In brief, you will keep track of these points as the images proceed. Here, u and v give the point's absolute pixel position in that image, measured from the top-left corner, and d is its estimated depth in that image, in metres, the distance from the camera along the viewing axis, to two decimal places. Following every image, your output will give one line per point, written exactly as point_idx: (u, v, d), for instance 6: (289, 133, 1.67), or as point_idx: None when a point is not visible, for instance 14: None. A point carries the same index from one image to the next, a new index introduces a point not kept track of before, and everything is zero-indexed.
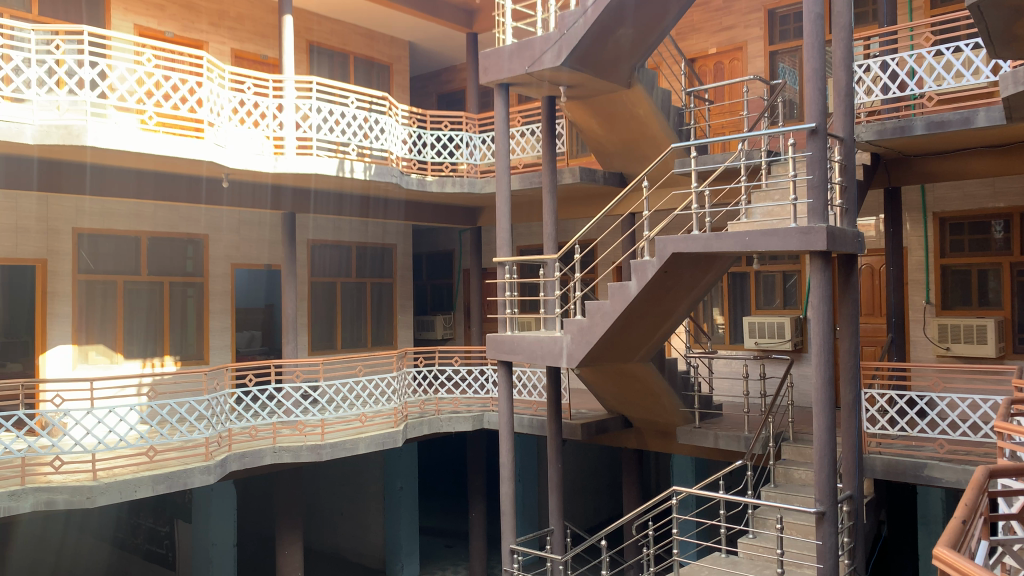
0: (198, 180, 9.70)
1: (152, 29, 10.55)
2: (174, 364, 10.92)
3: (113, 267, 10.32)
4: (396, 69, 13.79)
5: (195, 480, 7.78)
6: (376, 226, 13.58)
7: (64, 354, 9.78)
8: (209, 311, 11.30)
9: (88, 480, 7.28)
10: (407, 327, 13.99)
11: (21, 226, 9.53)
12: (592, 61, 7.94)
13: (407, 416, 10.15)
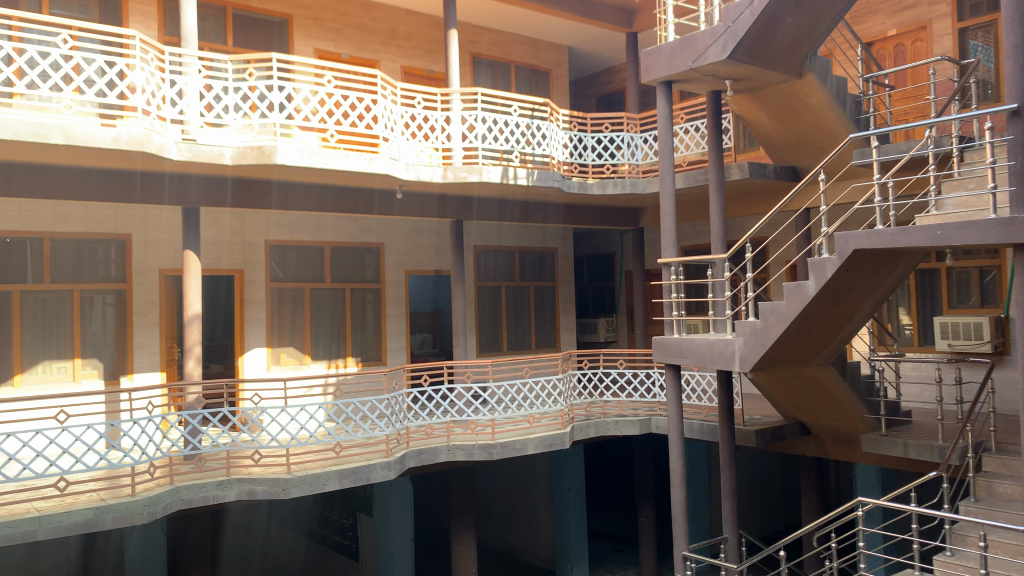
0: (373, 192, 10.23)
1: (330, 52, 11.27)
2: (356, 365, 11.59)
3: (300, 276, 11.11)
4: (556, 74, 13.93)
5: (376, 475, 8.20)
6: (536, 230, 13.75)
7: (260, 356, 10.64)
8: (385, 316, 11.90)
9: (283, 473, 7.86)
10: (570, 330, 14.07)
11: (223, 239, 10.48)
12: (761, 53, 7.65)
13: (573, 419, 10.19)
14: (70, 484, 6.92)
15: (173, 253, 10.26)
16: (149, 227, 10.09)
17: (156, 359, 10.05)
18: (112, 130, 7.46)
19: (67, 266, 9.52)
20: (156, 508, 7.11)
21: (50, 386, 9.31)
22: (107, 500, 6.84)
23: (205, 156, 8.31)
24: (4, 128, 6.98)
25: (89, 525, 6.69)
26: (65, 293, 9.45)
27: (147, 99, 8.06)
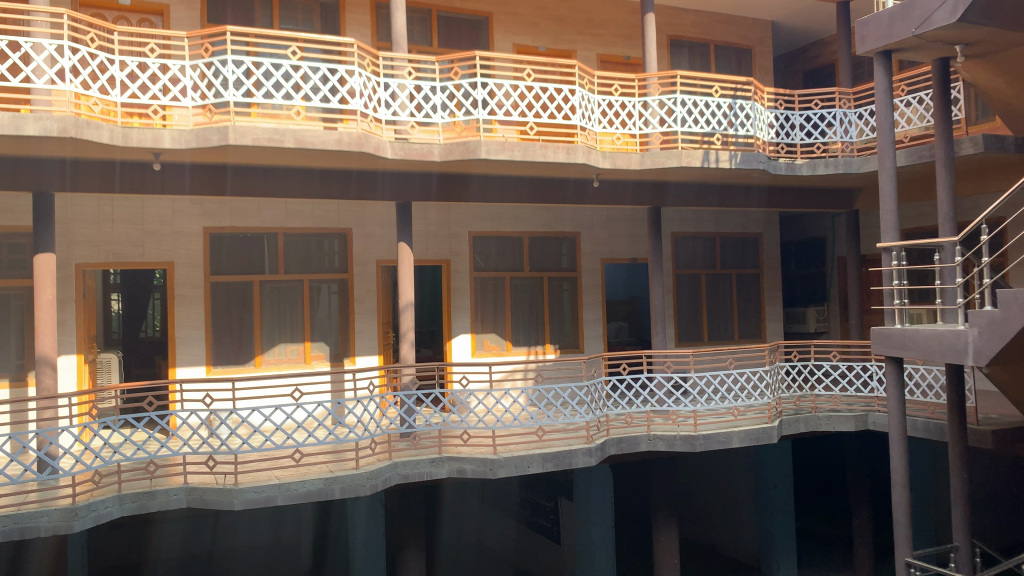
0: (570, 182, 10.34)
1: (528, 46, 11.51)
2: (555, 353, 11.80)
3: (501, 265, 11.49)
4: (758, 51, 13.32)
5: (578, 461, 8.33)
6: (739, 215, 13.26)
7: (465, 342, 11.14)
8: (583, 304, 11.98)
9: (490, 454, 8.19)
10: (776, 320, 13.43)
11: (432, 231, 11.06)
12: (1003, 12, 6.81)
13: (781, 413, 9.75)
14: (304, 456, 7.63)
15: (387, 245, 10.96)
16: (366, 221, 10.85)
17: (374, 344, 10.81)
18: (335, 132, 8.10)
19: (298, 258, 10.47)
20: (376, 481, 7.68)
21: (285, 367, 10.31)
22: (335, 471, 7.49)
23: (415, 153, 8.81)
24: (245, 134, 7.78)
25: (321, 493, 7.37)
26: (296, 283, 10.41)
27: (365, 103, 8.65)
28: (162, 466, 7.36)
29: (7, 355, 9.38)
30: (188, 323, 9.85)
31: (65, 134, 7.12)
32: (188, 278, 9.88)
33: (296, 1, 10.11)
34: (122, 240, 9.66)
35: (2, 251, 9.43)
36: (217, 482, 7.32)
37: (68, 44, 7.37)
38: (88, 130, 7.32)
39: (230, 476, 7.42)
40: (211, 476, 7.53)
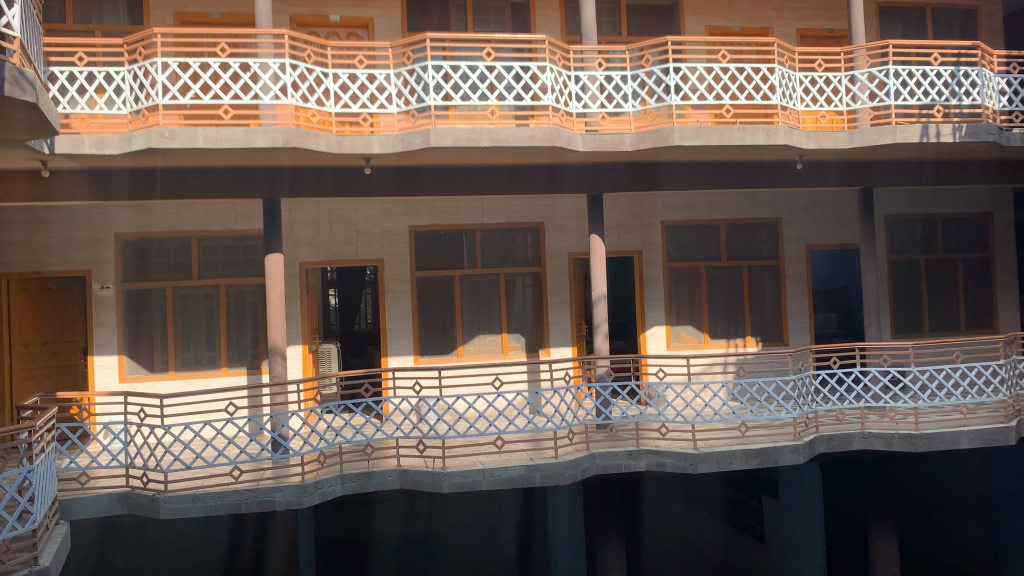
0: (769, 166, 9.87)
1: (721, 27, 11.11)
2: (756, 345, 11.33)
3: (697, 255, 11.21)
4: (984, 11, 11.98)
5: (785, 458, 7.96)
6: (965, 194, 12.03)
7: (661, 333, 11.04)
8: (786, 294, 11.38)
9: (690, 448, 8.02)
10: (1012, 310, 12.06)
11: (624, 223, 11.00)
12: None
13: (1020, 412, 8.75)
14: (506, 443, 7.88)
15: (579, 237, 11.00)
16: (558, 214, 10.96)
17: (569, 336, 10.92)
18: (528, 129, 8.26)
19: (496, 253, 10.80)
20: (576, 470, 7.78)
21: (486, 358, 10.69)
22: (536, 459, 7.67)
23: (607, 145, 8.79)
24: (446, 136, 8.12)
25: (523, 480, 7.59)
26: (493, 277, 10.75)
27: (557, 97, 8.75)
28: (377, 449, 7.88)
29: (244, 346, 10.45)
30: (397, 316, 10.48)
31: (289, 144, 7.80)
32: (396, 274, 10.51)
33: (488, 4, 10.43)
34: (337, 239, 10.43)
35: (238, 253, 10.51)
36: (427, 465, 7.72)
37: (289, 62, 8.07)
38: (308, 140, 7.97)
39: (438, 460, 7.81)
40: (421, 460, 7.96)
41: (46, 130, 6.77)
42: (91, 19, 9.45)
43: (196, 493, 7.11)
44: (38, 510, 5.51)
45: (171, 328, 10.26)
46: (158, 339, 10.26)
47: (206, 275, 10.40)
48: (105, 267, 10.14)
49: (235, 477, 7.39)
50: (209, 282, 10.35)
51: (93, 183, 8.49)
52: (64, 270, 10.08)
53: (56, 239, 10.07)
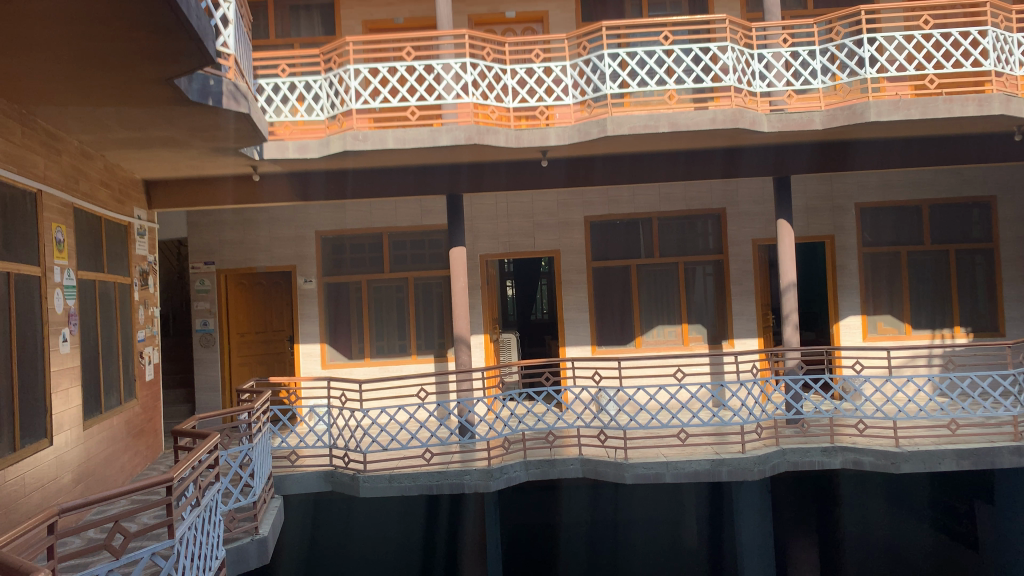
0: (981, 138, 8.96)
1: None
2: (967, 336, 10.37)
3: (897, 239, 10.41)
4: None
5: (1003, 460, 7.23)
6: None
7: (856, 324, 10.37)
8: (1002, 280, 10.30)
9: (891, 446, 7.48)
10: None
11: (812, 207, 10.43)
12: None
13: None
14: (690, 436, 7.72)
15: (765, 223, 10.53)
16: (742, 199, 10.55)
17: (754, 326, 10.51)
18: (709, 112, 8.00)
19: (675, 241, 10.59)
20: (765, 466, 7.49)
21: (665, 348, 10.52)
22: (722, 454, 7.47)
23: (794, 124, 8.33)
24: (623, 124, 8.04)
25: (708, 474, 7.40)
26: (673, 266, 10.55)
27: (738, 78, 8.41)
28: (559, 437, 8.00)
29: (430, 335, 10.95)
30: (575, 306, 10.55)
31: (471, 141, 8.06)
32: (573, 264, 10.57)
33: None
34: (517, 232, 10.64)
35: (424, 247, 11.00)
36: (609, 455, 7.72)
37: (470, 60, 8.32)
38: (488, 136, 8.18)
39: (620, 451, 7.79)
40: (604, 450, 7.98)
41: (255, 137, 7.41)
42: (292, 33, 10.22)
43: (391, 474, 7.53)
44: (257, 484, 6.07)
45: (365, 320, 10.94)
46: (355, 329, 10.97)
47: (395, 268, 10.98)
48: (307, 262, 10.96)
49: (427, 460, 7.77)
50: (398, 275, 10.92)
51: (294, 185, 9.19)
52: (272, 265, 11.00)
53: (264, 237, 11.00)
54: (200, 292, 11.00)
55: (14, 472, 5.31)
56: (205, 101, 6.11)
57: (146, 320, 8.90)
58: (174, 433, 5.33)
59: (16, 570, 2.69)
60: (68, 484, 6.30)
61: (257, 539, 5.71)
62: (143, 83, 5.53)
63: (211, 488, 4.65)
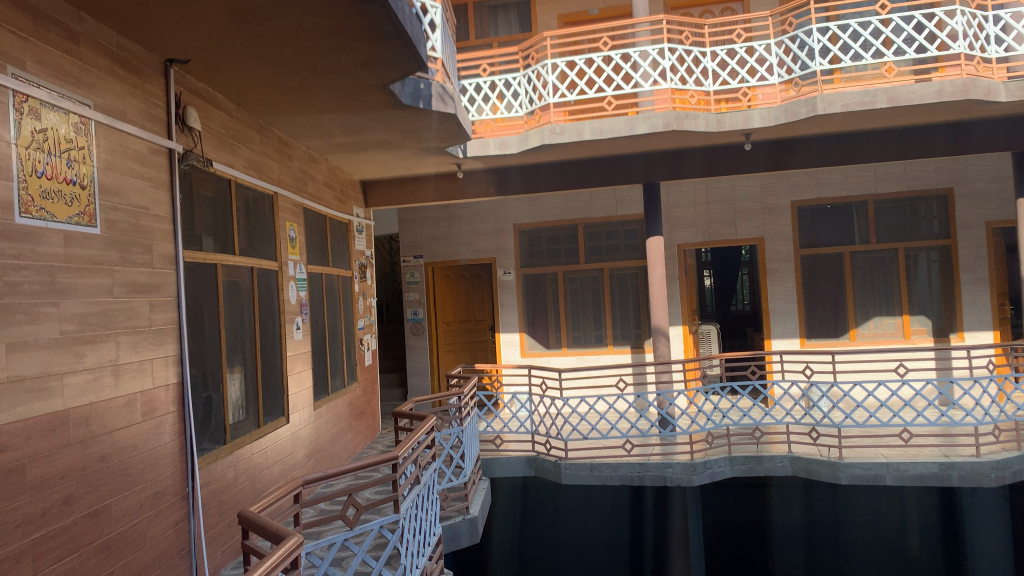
0: None
1: None
2: None
3: None
4: None
5: None
6: None
7: None
8: None
9: None
10: None
11: None
12: None
13: None
14: (913, 438, 7.16)
15: (1001, 203, 9.49)
16: (972, 177, 9.57)
17: (988, 318, 9.52)
18: (935, 83, 7.31)
19: (893, 225, 9.80)
20: (1005, 473, 6.78)
21: (884, 341, 9.80)
22: (952, 457, 6.85)
23: None
24: (835, 102, 7.50)
25: (937, 478, 6.81)
26: (891, 252, 9.77)
27: (970, 43, 7.60)
28: (765, 433, 7.71)
29: (627, 326, 10.91)
30: (781, 296, 10.09)
31: (669, 127, 7.87)
32: (779, 252, 10.09)
33: None
34: (716, 219, 10.32)
35: (620, 237, 10.96)
36: (822, 454, 7.32)
37: (667, 46, 8.15)
38: (687, 121, 7.97)
39: (834, 450, 7.36)
40: (815, 448, 7.58)
41: (460, 136, 7.73)
42: (489, 32, 10.55)
43: (593, 463, 7.61)
44: (468, 466, 6.38)
45: (563, 310, 11.10)
46: (553, 319, 11.18)
47: (592, 259, 11.03)
48: (506, 255, 11.29)
49: (628, 450, 7.77)
50: (595, 266, 10.97)
51: (494, 179, 9.50)
52: (474, 258, 11.45)
53: (467, 231, 11.47)
54: (410, 284, 11.69)
55: (258, 445, 5.93)
56: (416, 104, 6.48)
57: (364, 309, 9.62)
58: (395, 415, 5.72)
59: (274, 531, 3.02)
60: (301, 459, 6.94)
61: (468, 519, 6.00)
62: (362, 90, 5.94)
63: (430, 468, 4.94)
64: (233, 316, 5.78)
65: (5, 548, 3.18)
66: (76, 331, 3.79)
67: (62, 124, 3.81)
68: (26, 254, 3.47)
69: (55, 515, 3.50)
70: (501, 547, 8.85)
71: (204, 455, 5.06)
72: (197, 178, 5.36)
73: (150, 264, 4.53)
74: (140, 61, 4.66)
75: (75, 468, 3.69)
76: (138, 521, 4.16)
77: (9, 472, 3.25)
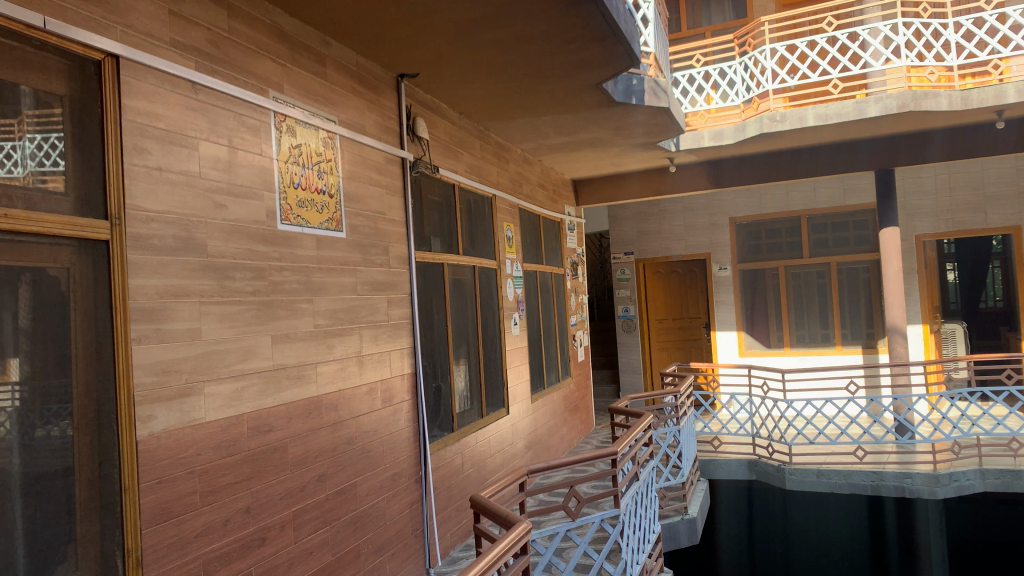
0: None
1: None
2: None
3: None
4: None
5: None
6: None
7: None
8: None
9: None
10: None
11: None
12: None
13: None
14: None
15: None
16: None
17: None
18: None
19: None
20: None
21: None
22: None
23: None
24: None
25: None
26: None
27: None
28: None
29: (858, 324, 10.20)
30: None
31: (905, 108, 7.23)
32: None
33: None
34: (961, 207, 9.38)
35: (848, 228, 10.25)
36: None
37: (902, 20, 7.49)
38: (926, 101, 7.27)
39: None
40: None
41: (674, 129, 7.60)
42: (702, 22, 10.29)
43: (820, 469, 7.20)
44: (686, 466, 6.30)
45: (785, 307, 10.60)
46: (773, 316, 10.72)
47: (817, 253, 10.42)
48: (722, 250, 10.96)
49: (859, 457, 7.27)
50: (820, 260, 10.37)
51: (710, 173, 9.26)
52: (687, 254, 11.22)
53: (680, 226, 11.27)
54: (621, 280, 11.72)
55: (482, 435, 6.23)
56: (629, 100, 6.46)
57: (578, 306, 9.79)
58: (612, 411, 5.77)
59: (504, 518, 3.14)
60: (521, 450, 7.20)
61: (687, 519, 5.93)
62: (575, 90, 6.02)
63: (648, 466, 4.94)
64: (459, 313, 6.11)
65: (272, 517, 3.59)
66: (327, 325, 4.19)
67: (312, 140, 4.23)
68: (286, 257, 3.88)
69: (311, 490, 3.89)
70: (729, 542, 8.67)
71: (436, 441, 5.41)
72: (425, 183, 5.72)
73: (387, 264, 4.91)
74: (376, 78, 5.07)
75: (327, 448, 4.08)
76: (379, 500, 4.53)
77: (274, 449, 3.66)
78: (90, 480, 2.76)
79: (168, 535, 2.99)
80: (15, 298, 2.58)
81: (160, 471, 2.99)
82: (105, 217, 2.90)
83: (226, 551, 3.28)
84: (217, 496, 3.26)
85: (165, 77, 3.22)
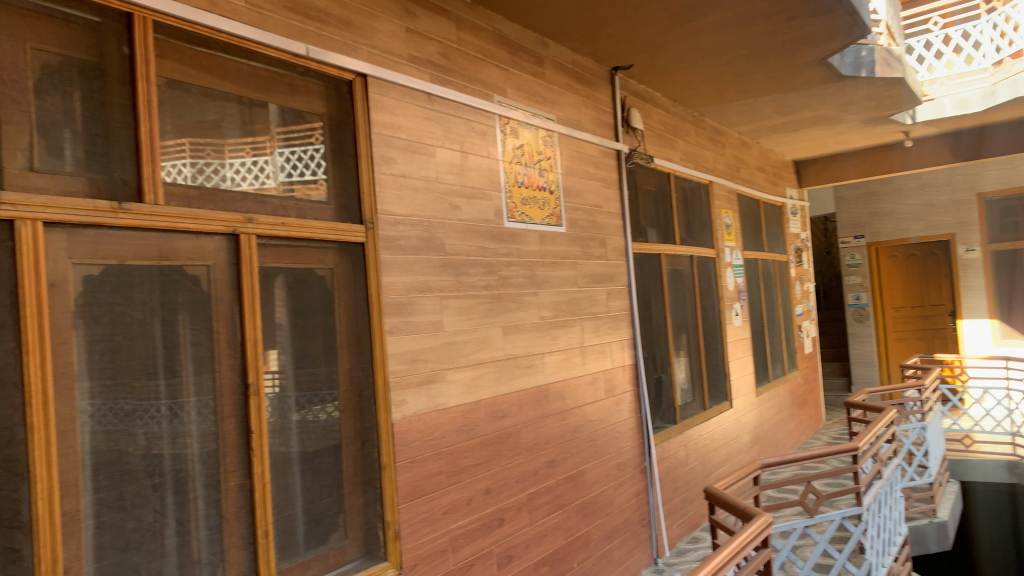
0: None
1: None
2: None
3: None
4: None
5: None
6: None
7: None
8: None
9: None
10: None
11: None
12: None
13: None
14: None
15: None
16: None
17: None
18: None
19: None
20: None
21: None
22: None
23: None
24: None
25: None
26: None
27: None
28: None
29: None
30: None
31: None
32: None
33: None
34: None
35: None
36: None
37: None
38: None
39: None
40: None
41: (909, 100, 7.01)
42: None
43: None
44: (933, 466, 5.86)
45: None
46: None
47: None
48: (970, 230, 9.95)
49: None
50: None
51: (952, 145, 8.43)
52: (927, 235, 10.30)
53: (918, 205, 10.37)
54: (851, 266, 11.07)
55: (706, 427, 6.14)
56: (858, 73, 6.05)
57: (802, 295, 9.33)
58: (848, 406, 5.47)
59: (742, 511, 3.11)
60: (746, 444, 7.00)
61: (936, 523, 5.48)
62: (798, 67, 5.74)
63: (892, 464, 4.63)
64: (678, 303, 6.06)
65: (509, 499, 3.79)
66: (551, 317, 4.34)
67: (534, 139, 4.39)
68: (513, 252, 4.07)
69: (543, 475, 4.06)
70: (992, 539, 7.87)
71: (659, 432, 5.42)
72: (642, 174, 5.73)
73: (606, 256, 4.98)
74: (592, 73, 5.15)
75: (556, 435, 4.23)
76: (606, 488, 4.63)
77: (508, 435, 3.86)
78: (355, 457, 3.06)
79: (421, 511, 3.26)
80: (290, 295, 2.92)
81: (412, 451, 3.27)
82: (360, 221, 3.20)
83: (470, 529, 3.52)
84: (460, 477, 3.50)
85: (405, 90, 3.50)
